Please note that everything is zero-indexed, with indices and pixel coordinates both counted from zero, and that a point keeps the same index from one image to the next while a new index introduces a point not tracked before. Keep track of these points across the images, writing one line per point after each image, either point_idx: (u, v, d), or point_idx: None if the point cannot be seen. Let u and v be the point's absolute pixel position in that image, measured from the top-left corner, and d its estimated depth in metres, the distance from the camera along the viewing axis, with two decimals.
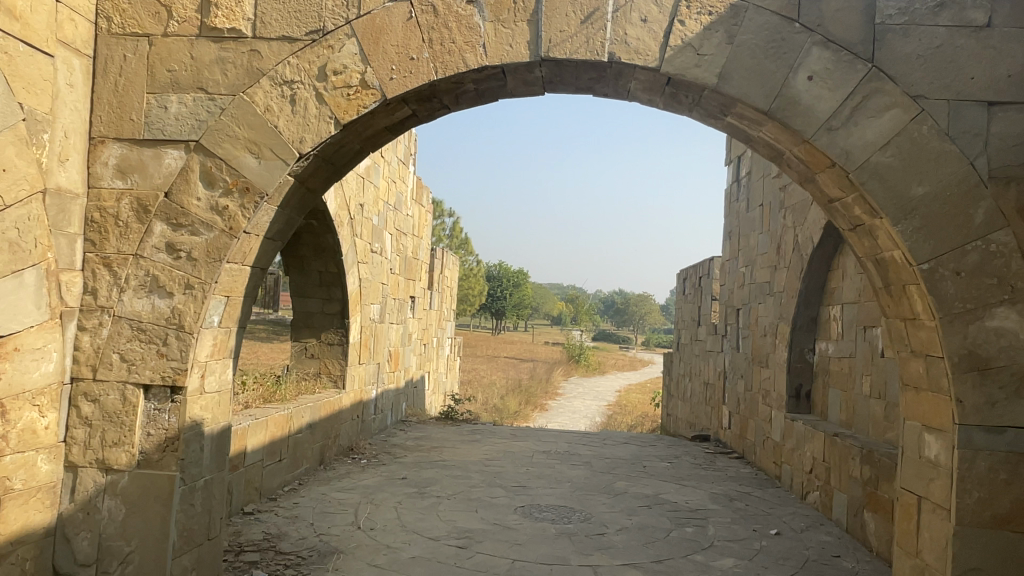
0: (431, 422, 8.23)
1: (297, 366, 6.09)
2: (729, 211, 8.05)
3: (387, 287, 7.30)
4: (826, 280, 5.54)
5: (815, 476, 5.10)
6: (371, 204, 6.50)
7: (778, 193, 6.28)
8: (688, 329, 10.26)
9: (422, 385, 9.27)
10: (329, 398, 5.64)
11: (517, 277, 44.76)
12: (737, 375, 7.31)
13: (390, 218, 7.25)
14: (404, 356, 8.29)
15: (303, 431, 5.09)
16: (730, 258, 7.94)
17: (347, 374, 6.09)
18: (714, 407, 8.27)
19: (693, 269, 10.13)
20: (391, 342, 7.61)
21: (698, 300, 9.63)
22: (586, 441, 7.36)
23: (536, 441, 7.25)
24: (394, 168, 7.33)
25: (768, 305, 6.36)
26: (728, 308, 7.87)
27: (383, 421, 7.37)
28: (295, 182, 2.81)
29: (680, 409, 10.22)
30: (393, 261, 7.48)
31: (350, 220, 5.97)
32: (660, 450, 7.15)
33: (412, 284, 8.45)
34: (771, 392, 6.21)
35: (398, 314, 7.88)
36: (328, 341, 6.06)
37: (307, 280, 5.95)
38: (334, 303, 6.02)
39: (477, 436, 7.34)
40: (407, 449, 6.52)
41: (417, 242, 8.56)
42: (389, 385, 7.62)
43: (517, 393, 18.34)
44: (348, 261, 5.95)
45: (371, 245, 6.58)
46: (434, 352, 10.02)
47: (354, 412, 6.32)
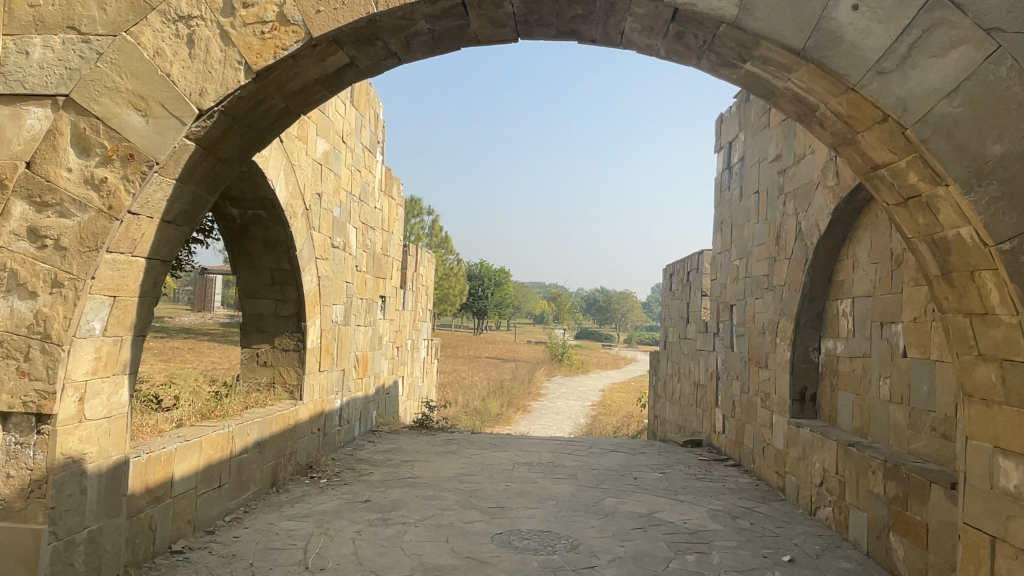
0: (403, 431, 7.62)
1: (248, 375, 5.43)
2: (721, 200, 7.52)
3: (352, 286, 6.66)
4: (833, 272, 5.02)
5: (828, 491, 4.58)
6: (331, 194, 5.86)
7: (778, 178, 5.75)
8: (675, 327, 9.74)
9: (395, 392, 8.64)
10: (282, 411, 5.00)
11: (498, 276, 44.20)
12: (733, 377, 6.78)
13: (355, 211, 6.61)
14: (374, 361, 7.66)
15: (249, 450, 4.46)
16: (722, 251, 7.42)
17: (305, 383, 5.45)
18: (707, 410, 7.75)
19: (680, 264, 9.62)
20: (357, 346, 6.98)
21: (687, 296, 9.11)
22: (571, 450, 6.79)
23: (516, 451, 6.67)
24: (359, 157, 6.69)
25: (768, 301, 5.83)
26: (720, 304, 7.34)
27: (350, 433, 6.74)
28: (199, 149, 2.20)
29: (669, 412, 9.69)
30: (359, 258, 6.84)
31: (306, 211, 5.32)
32: (651, 459, 6.59)
33: (382, 283, 7.81)
34: (772, 395, 5.68)
35: (366, 315, 7.25)
36: (282, 346, 5.43)
37: (257, 280, 5.30)
38: (289, 304, 5.38)
39: (452, 448, 6.74)
40: (374, 464, 5.89)
41: (387, 237, 7.93)
42: (356, 393, 6.99)
43: (498, 395, 17.74)
44: (303, 257, 5.32)
45: (332, 239, 5.94)
46: (408, 355, 9.39)
47: (314, 425, 5.68)
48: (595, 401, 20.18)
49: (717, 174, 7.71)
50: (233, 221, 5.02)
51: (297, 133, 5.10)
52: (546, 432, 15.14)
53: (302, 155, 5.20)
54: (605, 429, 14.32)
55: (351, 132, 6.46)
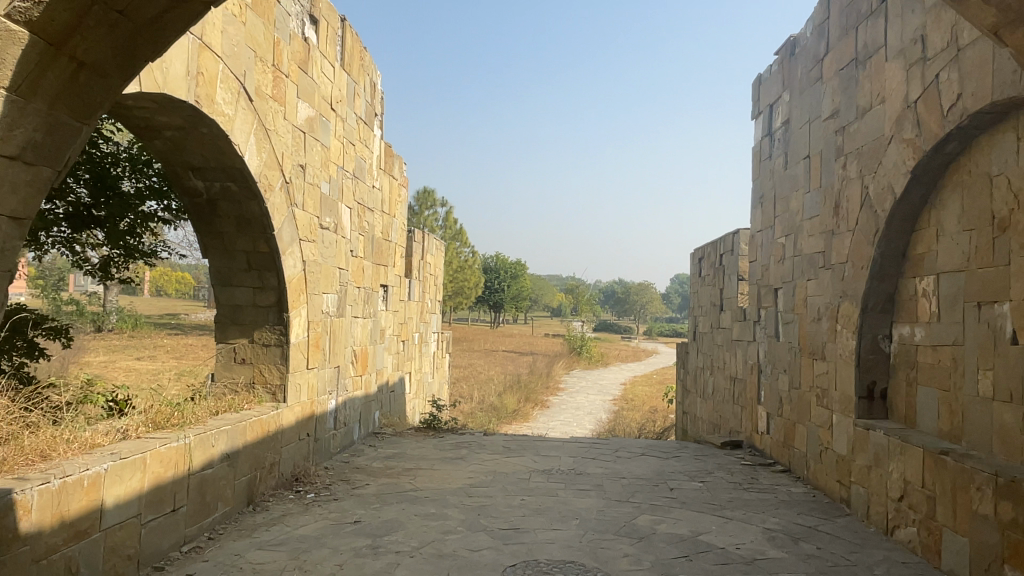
0: (409, 434, 6.90)
1: (225, 375, 4.72)
2: (760, 172, 6.71)
3: (347, 273, 5.94)
4: (909, 244, 4.23)
5: (910, 508, 3.79)
6: (318, 167, 5.12)
7: (835, 138, 4.94)
8: (706, 316, 8.93)
9: (401, 390, 7.91)
10: (260, 416, 4.28)
11: (514, 269, 43.51)
12: (780, 371, 5.96)
13: (349, 189, 5.88)
14: (376, 357, 6.92)
15: (215, 465, 3.74)
16: (763, 229, 6.60)
17: (289, 384, 4.72)
18: (747, 407, 6.93)
19: (711, 247, 8.80)
20: (355, 340, 6.25)
21: (720, 282, 8.28)
22: (595, 454, 6.03)
23: (534, 456, 5.92)
24: (352, 128, 5.95)
25: (825, 282, 5.03)
26: (762, 289, 6.52)
27: (347, 437, 6.02)
28: (66, 61, 1.75)
29: (701, 410, 8.86)
30: (354, 242, 6.11)
31: (285, 183, 4.58)
32: (688, 465, 5.80)
33: (383, 270, 7.08)
34: (832, 392, 4.90)
35: (365, 306, 6.51)
36: (262, 342, 4.69)
37: (231, 265, 4.58)
38: (269, 293, 4.65)
39: (462, 453, 5.99)
40: (371, 474, 5.17)
41: (388, 221, 7.20)
42: (355, 392, 6.25)
43: (515, 390, 16.97)
44: (284, 238, 4.59)
45: (321, 219, 5.21)
46: (415, 350, 8.65)
47: (302, 430, 4.95)
48: (615, 395, 19.35)
49: (756, 143, 6.87)
50: (199, 197, 4.29)
51: (273, 92, 4.35)
52: (565, 429, 14.34)
53: (279, 118, 4.44)
54: (629, 425, 13.50)
55: (343, 99, 5.72)
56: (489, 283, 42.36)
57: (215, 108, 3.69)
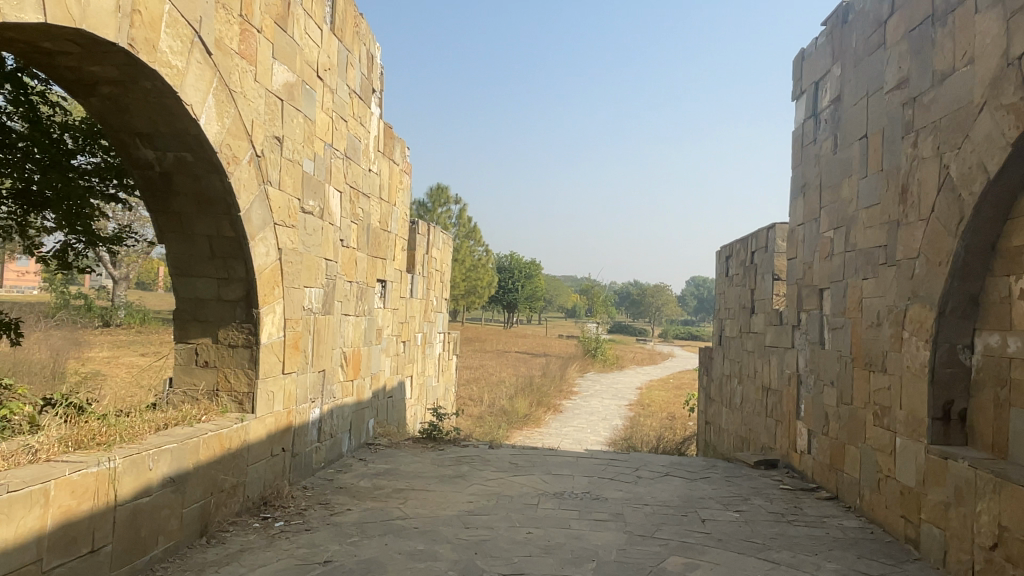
0: (405, 444, 6.22)
1: (185, 380, 4.09)
2: (803, 158, 5.97)
3: (337, 265, 5.27)
4: (1003, 235, 3.48)
5: (1010, 561, 3.05)
6: (299, 141, 4.46)
7: (903, 111, 4.20)
8: (734, 319, 8.18)
9: (400, 395, 7.22)
10: (218, 431, 3.62)
11: (528, 269, 42.84)
12: (828, 383, 5.21)
13: (340, 170, 5.21)
14: (370, 359, 6.25)
15: (153, 492, 3.08)
16: (805, 222, 5.85)
17: (259, 392, 4.05)
18: (784, 422, 6.18)
19: (740, 244, 8.04)
20: (346, 340, 5.57)
21: (751, 282, 7.53)
22: (614, 474, 5.31)
23: (544, 475, 5.21)
24: (344, 102, 5.29)
25: (888, 281, 4.28)
26: (805, 289, 5.77)
27: (335, 450, 5.35)
28: None
29: (728, 423, 8.11)
30: (346, 231, 5.44)
31: (256, 157, 3.91)
32: (720, 490, 5.07)
33: (380, 264, 6.41)
34: (895, 410, 4.15)
35: (358, 303, 5.83)
36: (228, 342, 4.03)
37: (192, 251, 3.92)
38: (235, 286, 3.98)
39: (462, 470, 5.29)
40: (356, 496, 4.48)
41: (387, 209, 6.52)
42: (345, 398, 5.58)
43: (527, 393, 16.27)
44: (254, 221, 3.92)
45: (303, 202, 4.54)
46: (417, 351, 7.97)
47: (275, 445, 4.29)
48: (631, 400, 18.56)
49: (798, 126, 6.13)
50: (151, 169, 3.64)
51: (240, 48, 3.69)
52: (578, 436, 13.62)
53: (247, 79, 3.78)
54: (647, 433, 12.74)
55: (334, 68, 5.06)
56: (502, 282, 41.70)
57: (157, 56, 3.02)
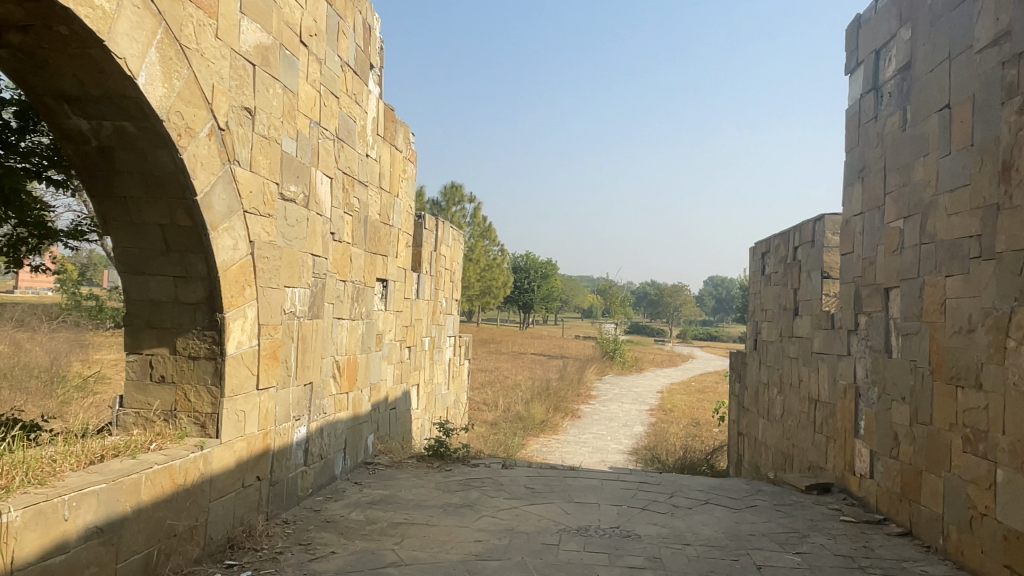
0: (409, 462, 5.53)
1: (137, 399, 3.43)
2: (861, 138, 5.21)
3: (328, 262, 4.59)
4: None
5: None
6: (277, 116, 3.78)
7: (1002, 71, 3.45)
8: (773, 322, 7.41)
9: (404, 406, 6.54)
10: (166, 464, 2.96)
11: (544, 269, 42.12)
12: (899, 398, 4.44)
13: (331, 153, 4.53)
14: (370, 368, 5.57)
15: (71, 549, 2.42)
16: (866, 211, 5.09)
17: (225, 413, 3.38)
18: (840, 440, 5.40)
19: (780, 239, 7.27)
20: (340, 347, 4.89)
21: (794, 281, 6.76)
22: (647, 503, 4.58)
23: (566, 504, 4.49)
24: (335, 76, 4.61)
25: (985, 278, 3.53)
26: (866, 289, 5.01)
27: (326, 473, 4.67)
28: None
29: (767, 436, 7.33)
30: (340, 223, 4.76)
31: (218, 129, 3.24)
32: (772, 523, 4.33)
33: (380, 261, 5.73)
34: (996, 435, 3.39)
35: (354, 304, 5.15)
36: (188, 353, 3.37)
37: (143, 244, 3.27)
38: (195, 285, 3.31)
39: (470, 497, 4.58)
40: (343, 533, 3.79)
41: (387, 201, 5.84)
42: (338, 414, 4.90)
43: (543, 397, 15.54)
44: (217, 208, 3.25)
45: (282, 187, 3.86)
46: (424, 357, 7.29)
47: (248, 474, 3.61)
48: (652, 405, 17.76)
49: (855, 103, 5.36)
50: (88, 143, 2.99)
51: None
52: (598, 444, 12.88)
53: (204, 33, 3.11)
54: (671, 442, 11.96)
55: (323, 34, 4.39)
56: (518, 282, 41.01)
57: None
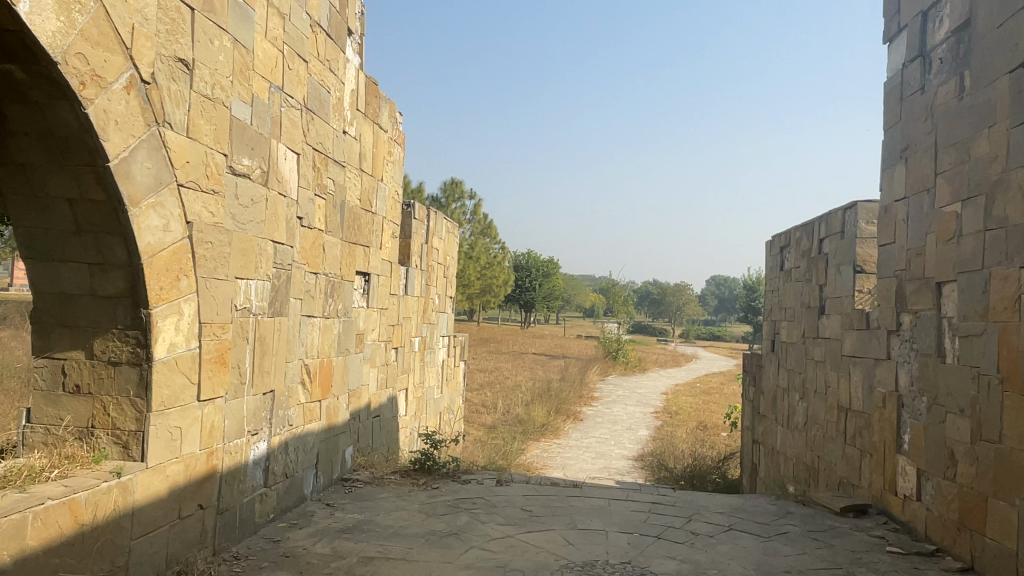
0: (391, 478, 4.91)
1: (48, 413, 2.83)
2: (906, 113, 4.58)
3: (295, 250, 3.97)
4: None
5: None
6: (224, 74, 3.16)
7: None
8: (794, 321, 6.79)
9: (389, 413, 5.92)
10: (66, 498, 2.35)
11: (546, 267, 41.48)
12: (957, 410, 3.82)
13: (297, 125, 3.92)
14: (349, 372, 4.95)
15: None
16: (911, 195, 4.47)
17: (153, 431, 2.77)
18: (878, 455, 4.78)
19: (803, 230, 6.65)
20: (310, 349, 4.27)
21: (819, 276, 6.14)
22: (662, 531, 3.96)
23: (569, 532, 3.87)
24: (303, 36, 4.00)
25: None
26: (912, 283, 4.39)
27: (292, 495, 4.06)
28: None
29: (789, 446, 6.71)
30: (310, 207, 4.14)
31: (141, 82, 2.63)
32: (809, 557, 3.71)
33: (361, 252, 5.11)
34: None
35: (329, 301, 4.54)
36: (107, 357, 2.76)
37: (50, 224, 2.66)
38: (113, 275, 2.70)
39: (457, 523, 3.96)
40: (303, 572, 3.17)
41: (369, 185, 5.22)
42: (309, 425, 4.28)
43: (545, 399, 14.91)
44: (140, 179, 2.64)
45: (231, 160, 3.24)
46: (413, 359, 6.67)
47: (186, 503, 3.00)
48: (657, 407, 17.11)
49: (897, 74, 4.74)
50: None
51: None
52: (602, 448, 12.25)
53: None
54: (679, 448, 11.33)
55: None
56: (519, 281, 40.38)
57: None
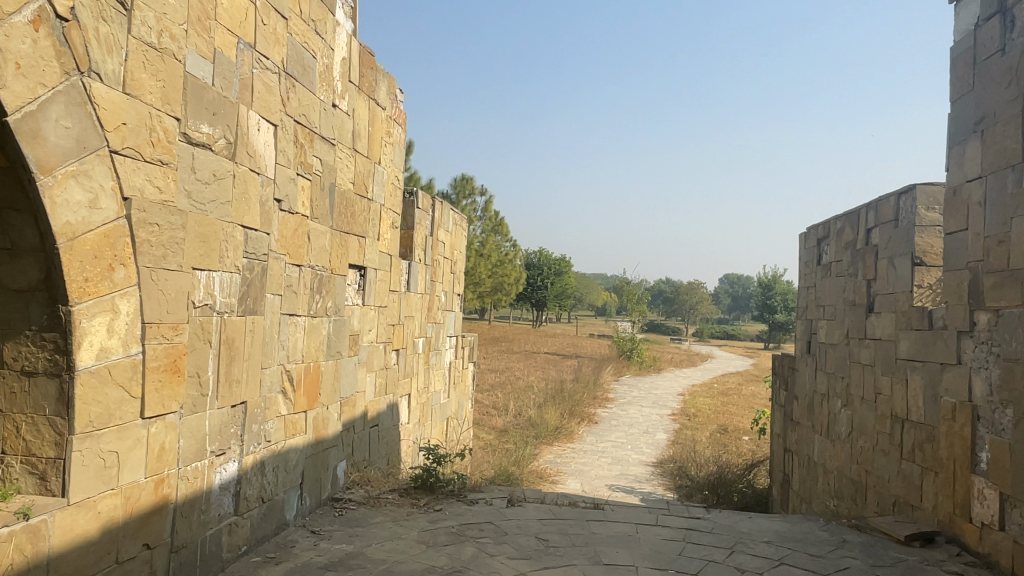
0: (389, 497, 4.34)
1: None
2: (982, 80, 3.95)
3: (272, 238, 3.40)
4: None
5: None
6: (175, 19, 2.60)
7: None
8: (835, 320, 6.15)
9: (389, 421, 5.36)
10: None
11: (558, 265, 40.85)
12: None
13: (274, 92, 3.35)
14: (341, 378, 4.38)
15: None
16: (990, 173, 3.84)
17: (79, 458, 2.22)
18: (947, 475, 4.15)
19: (846, 220, 6.01)
20: (293, 353, 3.71)
21: (867, 271, 5.50)
22: (701, 567, 3.36)
23: (593, 569, 3.27)
24: None
25: None
26: (992, 277, 3.76)
27: (271, 523, 3.49)
28: None
29: (830, 457, 6.08)
30: (291, 188, 3.58)
31: (56, 16, 2.05)
32: None
33: (355, 243, 4.54)
34: None
35: (316, 297, 3.97)
36: (20, 366, 2.22)
37: None
38: (25, 263, 2.16)
39: (462, 557, 3.37)
40: None
41: (364, 167, 4.65)
42: (292, 440, 3.72)
43: (558, 400, 14.30)
44: (54, 140, 2.08)
45: (186, 125, 2.68)
46: (417, 361, 6.10)
47: (126, 544, 2.44)
48: (674, 410, 16.44)
49: (970, 36, 4.11)
50: None
51: None
52: (618, 454, 11.64)
53: None
54: (701, 453, 10.71)
55: None
56: (531, 279, 39.76)
57: None
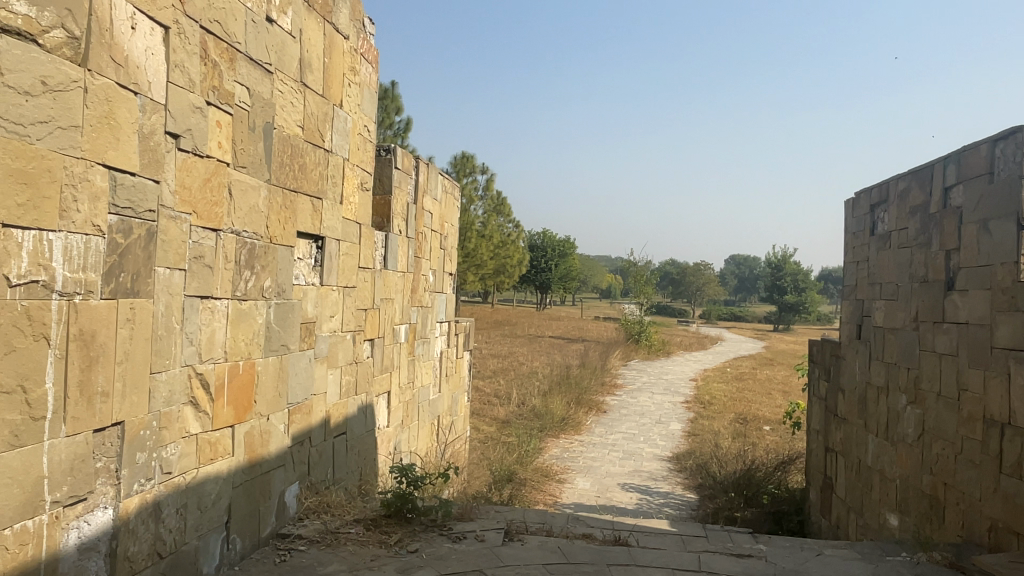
0: (350, 531, 3.38)
1: None
2: None
3: (164, 188, 2.41)
4: None
5: None
6: None
7: None
8: (898, 300, 5.13)
9: (360, 427, 4.39)
10: None
11: (562, 246, 39.78)
12: None
13: None
14: (289, 379, 3.41)
15: None
16: None
17: None
18: None
19: (913, 179, 4.96)
20: (209, 348, 2.73)
21: (945, 240, 4.47)
22: None
23: None
24: None
25: None
26: None
27: None
28: None
29: (890, 463, 5.10)
30: (198, 121, 2.58)
31: None
32: None
33: (306, 206, 3.54)
34: None
35: (246, 273, 2.98)
36: None
37: None
38: None
39: None
40: None
41: (318, 109, 3.64)
42: (210, 467, 2.75)
43: (564, 389, 13.35)
44: None
45: None
46: (397, 353, 5.12)
47: None
48: (687, 397, 15.46)
49: None
50: None
51: None
52: (630, 446, 10.70)
53: None
54: (721, 447, 9.75)
55: None
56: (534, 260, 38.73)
57: None
